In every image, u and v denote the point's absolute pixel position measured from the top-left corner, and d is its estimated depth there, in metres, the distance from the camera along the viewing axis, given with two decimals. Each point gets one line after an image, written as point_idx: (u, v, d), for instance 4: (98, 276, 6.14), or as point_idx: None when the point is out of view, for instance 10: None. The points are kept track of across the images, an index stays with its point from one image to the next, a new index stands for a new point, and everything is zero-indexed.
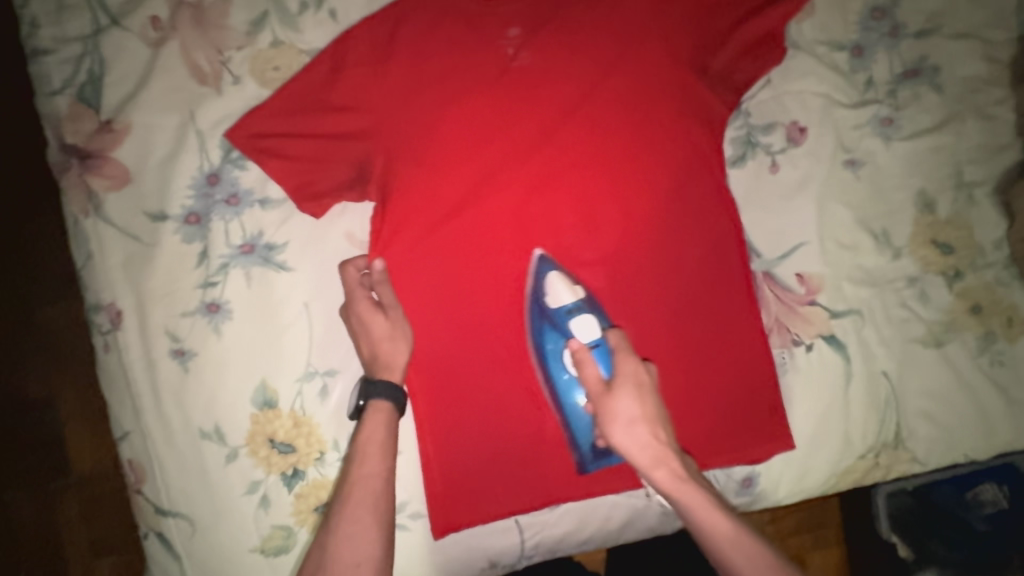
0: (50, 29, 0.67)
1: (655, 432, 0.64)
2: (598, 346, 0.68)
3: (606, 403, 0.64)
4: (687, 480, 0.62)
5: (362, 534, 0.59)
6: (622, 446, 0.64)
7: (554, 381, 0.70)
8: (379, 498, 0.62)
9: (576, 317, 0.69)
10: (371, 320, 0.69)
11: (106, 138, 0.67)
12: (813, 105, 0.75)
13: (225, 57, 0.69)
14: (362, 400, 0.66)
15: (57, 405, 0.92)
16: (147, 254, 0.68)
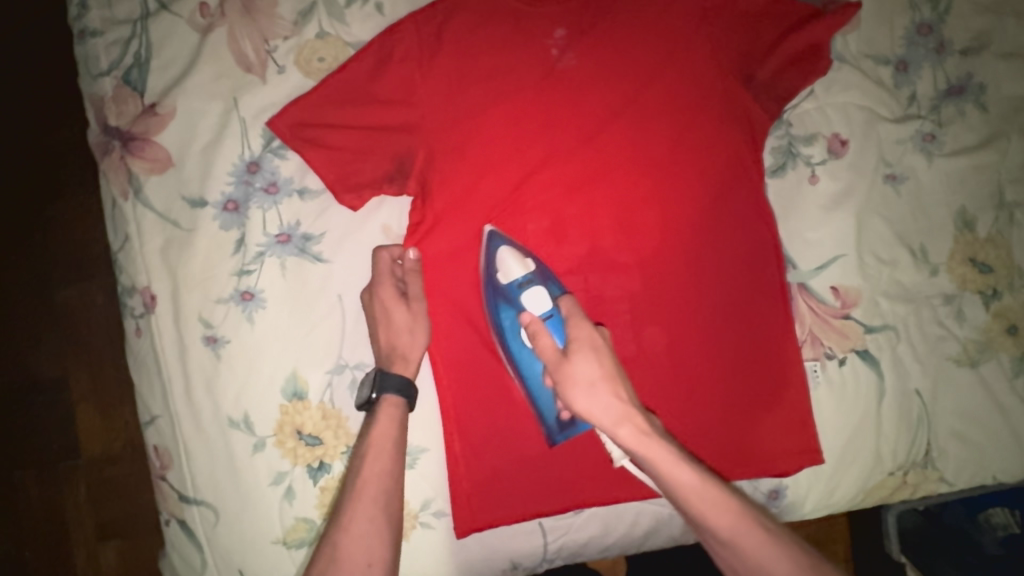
0: (99, 12, 0.68)
1: (617, 392, 0.62)
2: (552, 316, 0.67)
3: (564, 368, 0.63)
4: (651, 436, 0.60)
5: (376, 533, 0.58)
6: (585, 410, 0.62)
7: (514, 356, 0.69)
8: (392, 497, 0.61)
9: (527, 287, 0.67)
10: (393, 310, 0.68)
11: (150, 122, 0.67)
12: (857, 117, 0.74)
13: (271, 46, 0.69)
14: (376, 392, 0.65)
15: (68, 388, 0.91)
16: (185, 240, 0.68)
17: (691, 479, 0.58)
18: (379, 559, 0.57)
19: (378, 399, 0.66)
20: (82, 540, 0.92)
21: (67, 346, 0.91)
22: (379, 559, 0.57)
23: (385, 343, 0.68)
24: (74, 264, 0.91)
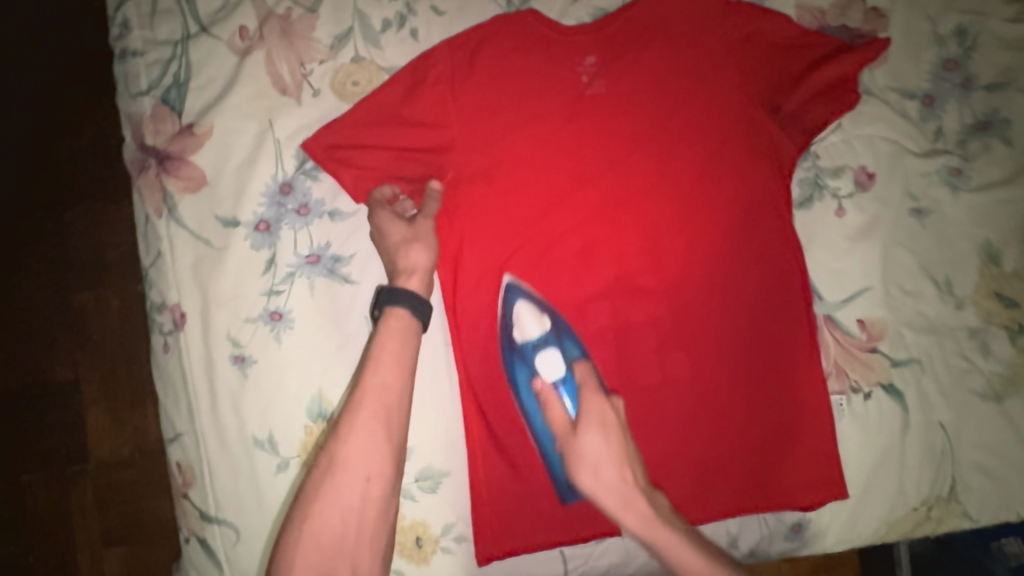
0: (140, 32, 0.69)
1: (623, 473, 0.64)
2: (564, 382, 0.68)
3: (573, 445, 0.66)
4: (656, 522, 0.63)
5: (375, 446, 0.58)
6: (591, 491, 0.64)
7: (528, 413, 0.69)
8: (392, 414, 0.60)
9: (542, 351, 0.68)
10: (390, 231, 0.68)
11: (187, 141, 0.68)
12: (883, 150, 0.75)
13: (307, 69, 0.70)
14: (376, 309, 0.66)
15: (81, 394, 0.92)
16: (216, 258, 0.68)
17: (692, 554, 0.62)
18: (377, 473, 0.58)
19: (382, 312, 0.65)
20: (89, 548, 0.92)
21: (79, 351, 0.92)
22: (377, 472, 0.58)
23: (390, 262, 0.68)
24: (91, 272, 0.93)
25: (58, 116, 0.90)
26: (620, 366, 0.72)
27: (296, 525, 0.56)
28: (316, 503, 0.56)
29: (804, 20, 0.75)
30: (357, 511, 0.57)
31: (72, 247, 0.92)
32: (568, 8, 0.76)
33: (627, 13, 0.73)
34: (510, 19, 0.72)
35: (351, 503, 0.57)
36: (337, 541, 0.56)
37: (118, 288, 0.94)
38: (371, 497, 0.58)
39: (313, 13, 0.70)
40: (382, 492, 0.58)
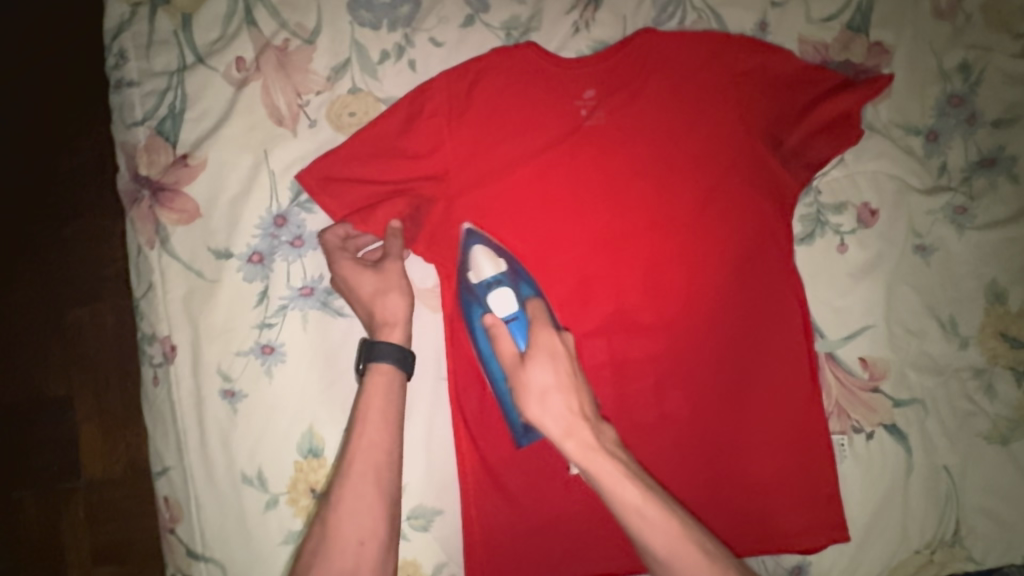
0: (137, 63, 0.69)
1: (570, 402, 0.60)
2: (516, 319, 0.66)
3: (521, 376, 0.63)
4: (598, 450, 0.58)
5: (368, 504, 0.57)
6: (536, 420, 0.61)
7: (484, 355, 0.68)
8: (383, 474, 0.59)
9: (496, 288, 0.66)
10: (359, 280, 0.66)
11: (181, 172, 0.68)
12: (887, 187, 0.74)
13: (304, 101, 0.70)
14: (362, 362, 0.63)
15: (74, 409, 0.90)
16: (208, 290, 0.68)
17: (632, 492, 0.56)
18: (373, 531, 0.56)
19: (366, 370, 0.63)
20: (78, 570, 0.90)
21: (74, 365, 0.90)
22: (371, 526, 0.56)
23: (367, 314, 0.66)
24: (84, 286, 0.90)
25: (57, 136, 0.90)
26: (617, 403, 0.71)
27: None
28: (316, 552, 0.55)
29: (807, 53, 0.75)
30: (359, 567, 0.54)
31: (69, 260, 0.90)
32: (569, 40, 0.74)
33: (628, 45, 0.72)
34: (510, 52, 0.70)
35: (349, 559, 0.55)
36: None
37: (114, 303, 0.91)
38: (370, 555, 0.55)
39: (310, 44, 0.70)
40: (382, 552, 0.56)
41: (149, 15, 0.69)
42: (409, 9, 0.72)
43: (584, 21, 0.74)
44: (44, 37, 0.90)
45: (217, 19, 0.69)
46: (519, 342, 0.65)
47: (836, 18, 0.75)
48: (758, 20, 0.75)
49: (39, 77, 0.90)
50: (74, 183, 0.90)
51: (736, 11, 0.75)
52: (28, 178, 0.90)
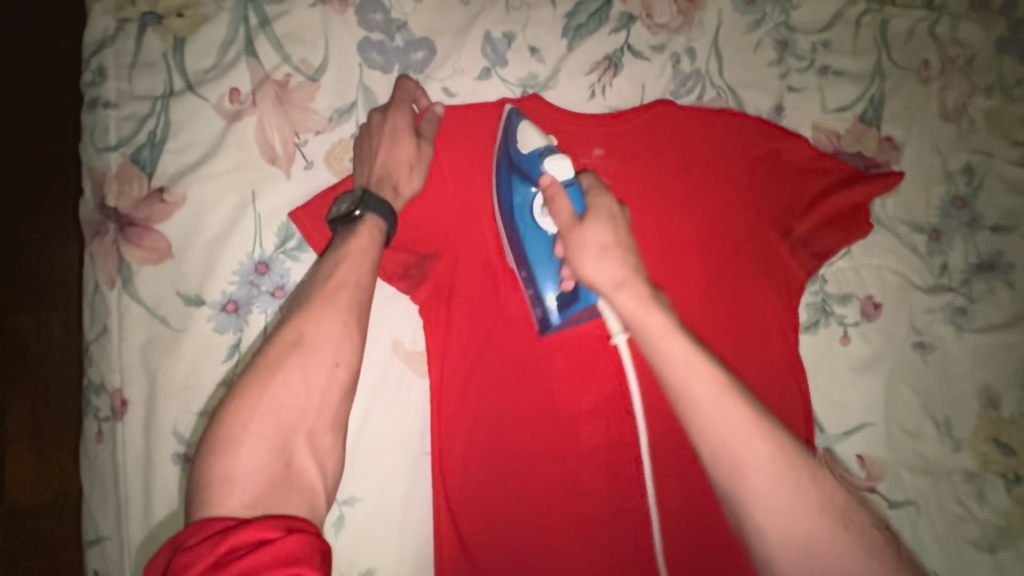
0: (117, 83, 0.62)
1: (626, 259, 0.52)
2: (571, 185, 0.60)
3: (576, 233, 0.55)
4: (654, 304, 0.49)
5: (345, 335, 0.50)
6: (589, 278, 0.53)
7: (523, 237, 0.64)
8: (358, 314, 0.52)
9: (549, 156, 0.61)
10: (404, 133, 0.63)
11: (155, 207, 0.61)
12: (891, 283, 0.73)
13: (302, 140, 0.65)
14: (359, 209, 0.56)
15: (4, 426, 0.83)
16: (171, 341, 0.61)
17: (679, 344, 0.46)
18: (342, 378, 0.49)
19: (360, 219, 0.57)
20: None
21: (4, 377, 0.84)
22: (339, 377, 0.49)
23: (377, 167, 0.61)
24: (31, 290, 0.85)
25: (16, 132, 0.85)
26: (609, 494, 0.65)
27: (240, 409, 0.45)
28: (273, 374, 0.47)
29: (819, 141, 0.74)
30: (313, 416, 0.47)
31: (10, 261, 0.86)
32: (585, 104, 0.71)
33: (646, 114, 0.70)
34: (527, 97, 0.69)
35: (306, 401, 0.47)
36: (291, 435, 0.45)
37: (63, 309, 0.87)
38: (329, 407, 0.48)
39: (314, 82, 0.65)
40: (343, 411, 0.49)
41: (136, 33, 0.63)
42: (422, 55, 0.68)
43: (601, 86, 0.72)
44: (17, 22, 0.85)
45: (213, 46, 0.64)
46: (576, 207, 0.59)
47: (849, 109, 0.75)
48: (775, 103, 0.74)
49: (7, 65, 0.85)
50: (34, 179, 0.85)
51: (754, 92, 0.74)
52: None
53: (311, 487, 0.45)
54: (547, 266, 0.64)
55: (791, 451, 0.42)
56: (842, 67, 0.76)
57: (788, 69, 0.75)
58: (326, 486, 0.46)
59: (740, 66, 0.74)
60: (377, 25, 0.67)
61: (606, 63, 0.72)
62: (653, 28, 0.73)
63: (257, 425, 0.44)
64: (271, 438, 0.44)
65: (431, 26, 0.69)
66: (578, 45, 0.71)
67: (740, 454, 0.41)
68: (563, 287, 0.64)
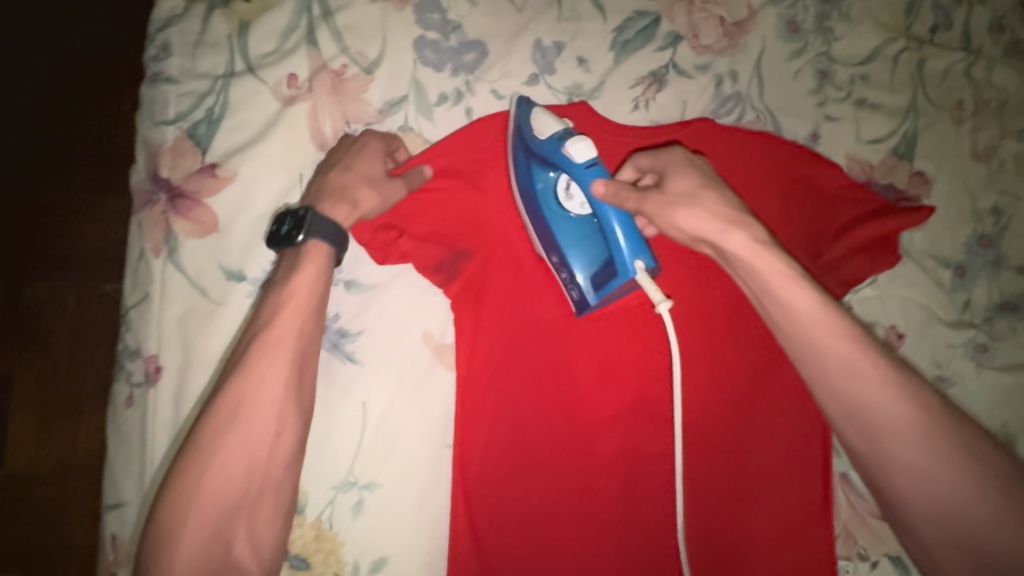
0: (180, 60, 0.64)
1: (722, 202, 0.57)
2: (595, 164, 0.60)
3: (659, 194, 0.58)
4: (766, 246, 0.56)
5: (287, 405, 0.52)
6: (691, 230, 0.57)
7: (551, 223, 0.64)
8: (298, 372, 0.53)
9: (567, 138, 0.60)
10: (376, 157, 0.63)
11: (206, 181, 0.63)
12: (914, 314, 0.74)
13: (352, 129, 0.66)
14: (302, 233, 0.55)
15: (80, 379, 0.96)
16: (210, 314, 0.62)
17: (807, 302, 0.55)
18: (282, 449, 0.51)
19: (304, 243, 0.56)
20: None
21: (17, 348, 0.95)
22: (279, 448, 0.51)
23: (335, 181, 0.61)
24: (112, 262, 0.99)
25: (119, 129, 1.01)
26: (623, 503, 0.64)
27: (180, 499, 0.47)
28: (213, 456, 0.49)
29: (853, 170, 0.76)
30: (252, 495, 0.50)
31: (64, 231, 0.98)
32: (627, 116, 0.73)
33: (685, 130, 0.71)
34: (572, 104, 0.71)
35: (245, 480, 0.49)
36: (231, 518, 0.49)
37: (78, 284, 0.98)
38: (273, 473, 0.51)
39: (368, 75, 0.67)
40: (283, 482, 0.52)
41: (204, 13, 0.65)
42: (474, 56, 0.70)
43: (644, 99, 0.73)
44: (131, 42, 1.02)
45: (276, 31, 0.66)
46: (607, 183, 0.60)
47: (883, 142, 0.77)
48: (811, 130, 0.76)
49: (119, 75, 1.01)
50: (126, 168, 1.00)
51: (791, 118, 0.76)
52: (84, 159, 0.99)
53: (249, 565, 0.50)
54: (576, 246, 0.64)
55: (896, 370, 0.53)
56: (878, 100, 0.78)
57: (826, 98, 0.77)
58: (265, 559, 0.51)
59: (780, 92, 0.76)
60: (434, 24, 0.69)
61: (650, 78, 0.74)
62: (698, 48, 0.75)
63: (195, 517, 0.47)
64: (209, 528, 0.47)
65: (485, 29, 0.71)
66: (624, 59, 0.73)
67: (868, 404, 0.54)
68: (597, 267, 0.63)
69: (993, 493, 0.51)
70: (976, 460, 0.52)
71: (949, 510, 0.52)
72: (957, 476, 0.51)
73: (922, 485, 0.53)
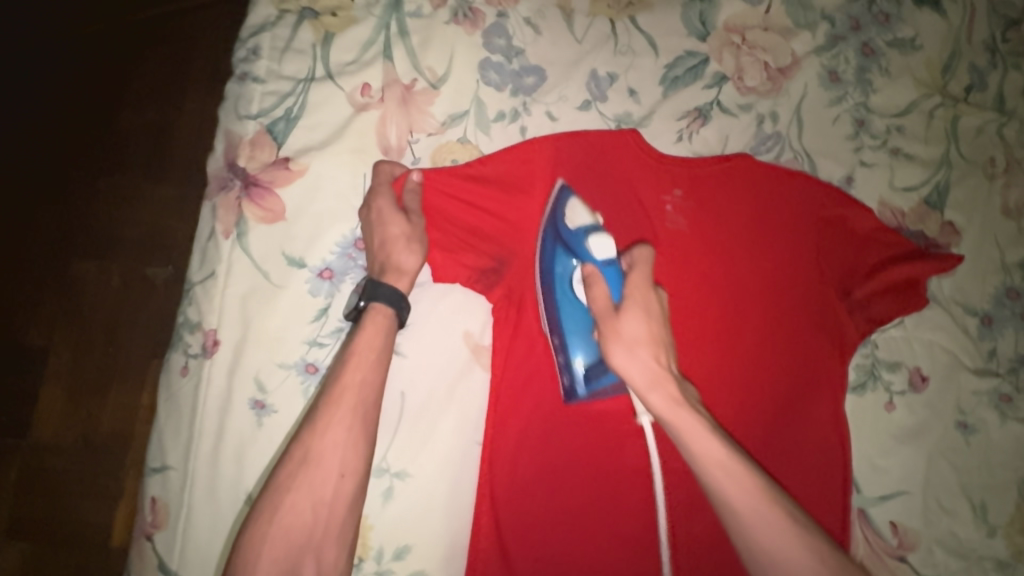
0: (267, 63, 0.70)
1: (657, 355, 0.61)
2: (611, 266, 0.65)
3: (612, 324, 0.62)
4: (683, 405, 0.58)
5: (350, 444, 0.55)
6: (621, 370, 0.61)
7: (559, 305, 0.66)
8: (368, 415, 0.57)
9: (592, 233, 0.66)
10: (391, 215, 0.66)
11: (279, 174, 0.68)
12: (940, 358, 0.76)
13: (415, 138, 0.72)
14: (364, 300, 0.61)
15: (120, 356, 1.01)
16: (270, 295, 0.66)
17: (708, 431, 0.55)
18: (347, 488, 0.54)
19: (367, 308, 0.62)
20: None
21: (58, 322, 1.01)
22: (344, 488, 0.54)
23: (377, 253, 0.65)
24: (164, 247, 1.05)
25: (188, 124, 1.09)
26: (645, 516, 0.65)
27: (258, 531, 0.51)
28: (283, 496, 0.52)
29: (885, 215, 0.79)
30: (321, 531, 0.52)
31: (122, 214, 1.05)
32: (672, 146, 0.77)
33: (726, 163, 0.75)
34: (621, 131, 0.75)
35: (313, 517, 0.52)
36: (303, 552, 0.51)
37: (121, 265, 1.04)
38: (340, 512, 0.53)
39: (435, 89, 0.73)
40: (346, 523, 0.54)
41: (293, 23, 0.71)
42: (533, 80, 0.75)
43: (688, 131, 0.78)
44: (210, 49, 1.12)
45: (356, 44, 0.72)
46: (613, 295, 0.64)
47: (915, 190, 0.80)
48: (846, 174, 0.79)
49: (196, 78, 1.11)
50: (190, 160, 1.08)
51: (828, 161, 0.79)
52: (153, 150, 1.08)
53: None
54: (577, 341, 0.66)
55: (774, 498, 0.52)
56: (912, 151, 0.81)
57: (862, 145, 0.80)
58: None
59: (819, 135, 0.80)
60: (499, 48, 0.75)
61: (696, 113, 0.78)
62: (742, 89, 0.79)
63: (268, 550, 0.50)
64: (282, 560, 0.50)
65: (545, 57, 0.76)
66: (672, 94, 0.78)
67: (749, 515, 0.51)
68: (594, 361, 0.66)
69: None
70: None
71: None
72: None
73: None
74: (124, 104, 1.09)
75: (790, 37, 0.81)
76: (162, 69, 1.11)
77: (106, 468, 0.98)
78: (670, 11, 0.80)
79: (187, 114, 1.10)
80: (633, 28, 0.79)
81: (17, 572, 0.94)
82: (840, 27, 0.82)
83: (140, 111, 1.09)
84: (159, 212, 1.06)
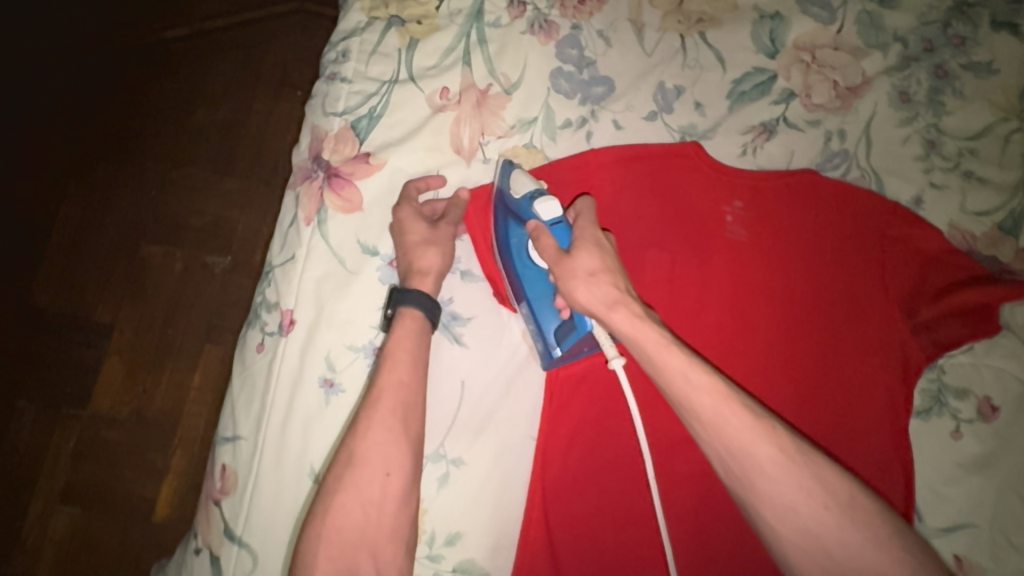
0: (355, 64, 0.75)
1: (616, 282, 0.58)
2: (559, 223, 0.64)
3: (566, 263, 0.60)
4: (646, 320, 0.56)
5: (371, 500, 0.54)
6: (585, 302, 0.58)
7: (521, 276, 0.68)
8: (394, 473, 0.56)
9: (539, 198, 0.64)
10: (412, 224, 0.69)
11: (359, 166, 0.72)
12: (1012, 387, 0.73)
13: (486, 140, 0.75)
14: (390, 309, 0.64)
15: (178, 338, 1.07)
16: (345, 280, 0.70)
17: (656, 338, 0.54)
18: (390, 504, 0.55)
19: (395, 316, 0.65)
20: (45, 497, 1.01)
21: (127, 300, 1.08)
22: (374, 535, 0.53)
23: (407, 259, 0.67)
24: (228, 237, 1.12)
25: (261, 123, 1.16)
26: (695, 522, 0.64)
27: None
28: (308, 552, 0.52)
29: (955, 238, 0.77)
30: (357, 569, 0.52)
31: (191, 205, 1.12)
32: (736, 160, 0.78)
33: (790, 176, 0.75)
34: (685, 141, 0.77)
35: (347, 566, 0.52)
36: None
37: (185, 252, 1.10)
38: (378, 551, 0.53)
39: (508, 94, 0.76)
40: (399, 518, 0.55)
41: (381, 29, 0.76)
42: (602, 90, 0.78)
43: (753, 145, 0.79)
44: (289, 55, 1.20)
45: (438, 50, 0.76)
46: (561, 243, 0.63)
47: (988, 215, 0.78)
48: (914, 195, 0.78)
49: (275, 81, 1.19)
50: (263, 157, 1.16)
51: (896, 180, 0.78)
52: (227, 145, 1.15)
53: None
54: (543, 301, 0.68)
55: (770, 426, 0.49)
56: (986, 175, 0.80)
57: (932, 166, 0.79)
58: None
59: (887, 155, 0.79)
60: (571, 58, 0.78)
61: (761, 127, 0.79)
62: (810, 106, 0.80)
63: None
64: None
65: (615, 68, 0.79)
66: (738, 108, 0.80)
67: (743, 454, 0.48)
68: (559, 323, 0.67)
69: (869, 531, 0.45)
70: (852, 505, 0.46)
71: (826, 544, 0.45)
72: (833, 518, 0.45)
73: (787, 524, 0.46)
74: (202, 102, 1.16)
75: (861, 57, 0.81)
76: (242, 70, 1.18)
77: (155, 443, 1.03)
78: (741, 27, 0.81)
79: (262, 113, 1.17)
80: (702, 43, 0.81)
81: (69, 535, 1.00)
82: (912, 49, 0.82)
83: (216, 109, 1.16)
84: (227, 204, 1.13)
